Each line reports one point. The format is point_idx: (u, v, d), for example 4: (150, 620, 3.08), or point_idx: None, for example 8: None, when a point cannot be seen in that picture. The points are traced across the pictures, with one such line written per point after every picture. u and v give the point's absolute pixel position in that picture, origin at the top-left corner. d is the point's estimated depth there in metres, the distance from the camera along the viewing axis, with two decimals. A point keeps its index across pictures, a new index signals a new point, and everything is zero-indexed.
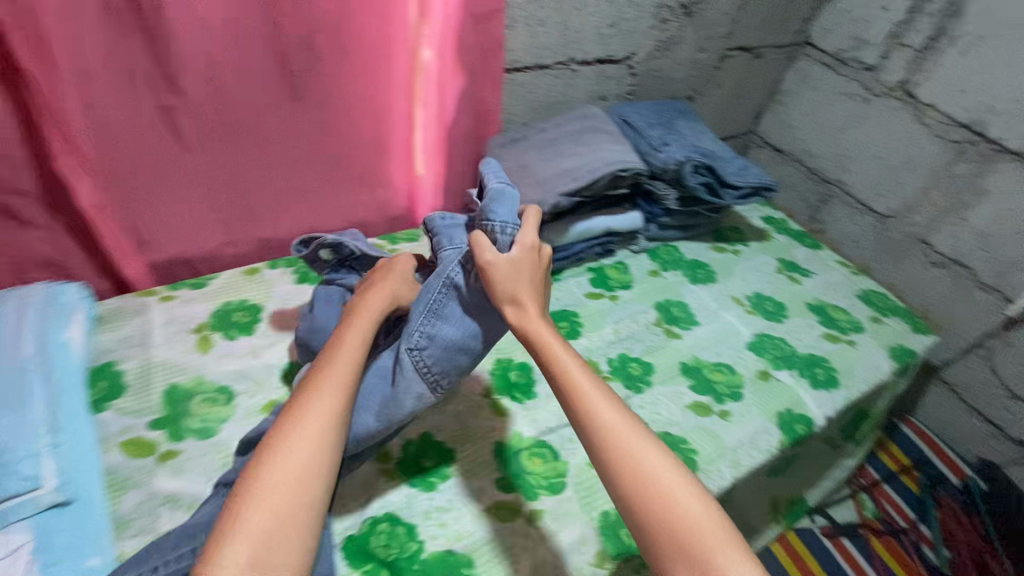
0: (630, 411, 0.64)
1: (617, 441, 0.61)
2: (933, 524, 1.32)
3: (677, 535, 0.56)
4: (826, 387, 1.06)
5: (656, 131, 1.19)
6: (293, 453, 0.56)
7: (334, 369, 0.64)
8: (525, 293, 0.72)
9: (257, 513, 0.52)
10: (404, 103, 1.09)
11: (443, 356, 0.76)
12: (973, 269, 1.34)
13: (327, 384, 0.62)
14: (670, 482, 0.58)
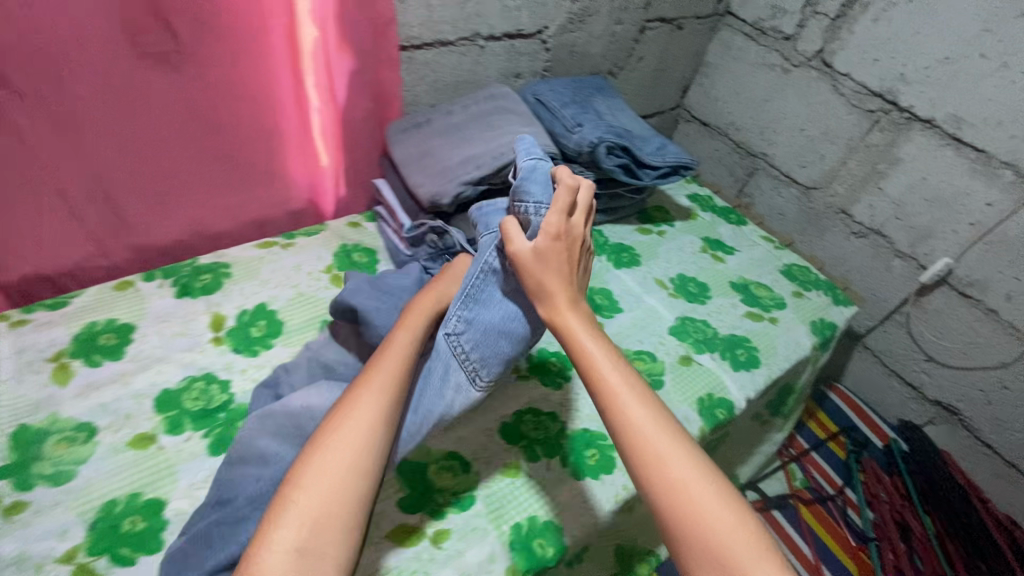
0: (661, 409, 0.63)
1: (646, 438, 0.60)
2: (857, 488, 1.36)
3: (702, 542, 0.54)
4: (747, 368, 1.05)
5: (570, 111, 1.12)
6: (336, 447, 0.60)
7: (385, 367, 0.69)
8: (563, 284, 0.71)
9: (305, 500, 0.56)
10: (291, 88, 0.98)
11: (482, 340, 0.75)
12: (890, 238, 1.36)
13: (369, 386, 0.66)
14: (694, 481, 0.57)
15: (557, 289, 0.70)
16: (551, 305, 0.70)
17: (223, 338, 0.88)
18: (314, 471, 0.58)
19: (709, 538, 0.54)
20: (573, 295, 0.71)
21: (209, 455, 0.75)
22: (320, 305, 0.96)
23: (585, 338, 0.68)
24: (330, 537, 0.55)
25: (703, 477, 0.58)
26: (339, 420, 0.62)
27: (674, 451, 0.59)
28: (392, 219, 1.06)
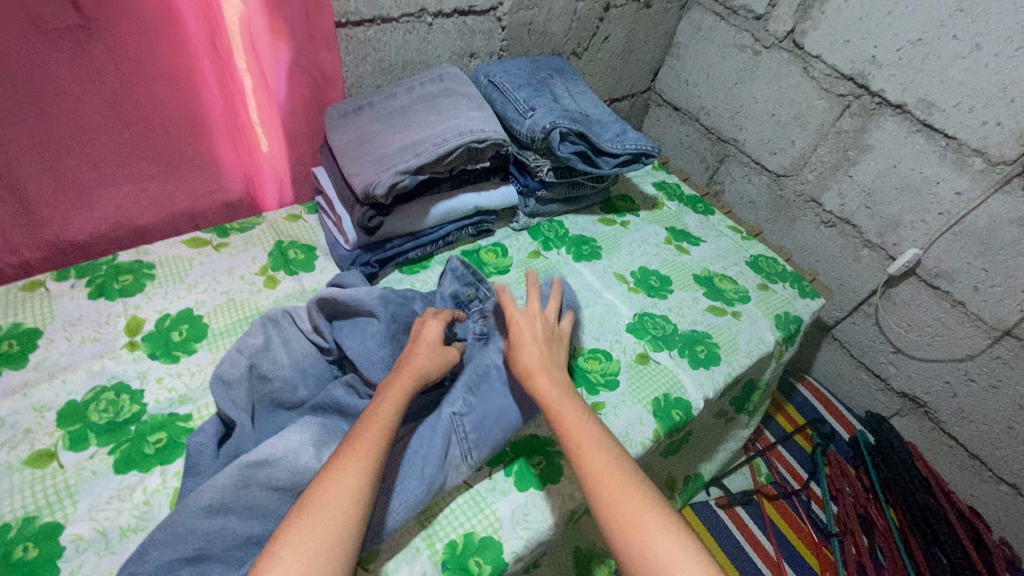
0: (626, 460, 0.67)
1: (616, 484, 0.64)
2: (822, 482, 1.33)
3: (651, 569, 0.58)
4: (706, 365, 1.01)
5: (525, 93, 1.06)
6: (331, 501, 0.58)
7: (381, 413, 0.67)
8: (539, 358, 0.77)
9: (299, 552, 0.54)
10: (216, 68, 0.90)
11: (482, 423, 0.76)
12: (859, 227, 1.33)
13: (369, 434, 0.64)
14: (656, 525, 0.61)
15: (527, 361, 0.76)
16: (523, 372, 0.76)
17: (138, 343, 0.81)
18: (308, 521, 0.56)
19: (655, 563, 0.58)
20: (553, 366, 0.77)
21: (115, 473, 0.69)
22: (248, 304, 0.90)
23: (550, 389, 0.73)
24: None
25: (653, 513, 0.62)
26: (336, 469, 0.60)
27: (624, 483, 0.64)
28: (331, 211, 1.00)
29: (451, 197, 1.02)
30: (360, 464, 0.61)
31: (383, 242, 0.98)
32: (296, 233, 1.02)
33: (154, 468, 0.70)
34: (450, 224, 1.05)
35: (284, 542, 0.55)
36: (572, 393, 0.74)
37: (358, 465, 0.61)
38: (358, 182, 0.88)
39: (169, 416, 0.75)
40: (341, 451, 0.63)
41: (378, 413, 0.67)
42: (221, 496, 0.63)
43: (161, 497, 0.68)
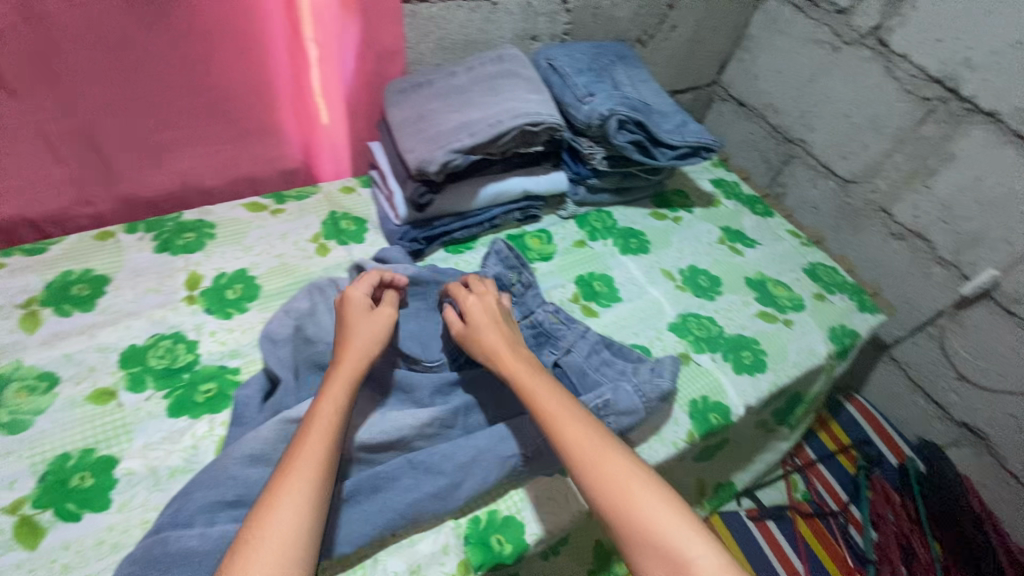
0: (594, 425, 0.67)
1: (587, 452, 0.63)
2: (863, 506, 1.27)
3: (630, 521, 0.59)
4: (750, 372, 0.97)
5: (584, 79, 1.04)
6: (290, 499, 0.55)
7: (320, 416, 0.62)
8: (497, 333, 0.76)
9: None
10: (285, 38, 0.92)
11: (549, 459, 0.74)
12: (932, 242, 1.24)
13: (315, 435, 0.60)
14: (631, 482, 0.61)
15: (487, 338, 0.75)
16: (483, 349, 0.75)
17: (196, 297, 0.85)
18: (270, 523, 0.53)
19: (643, 526, 0.58)
20: (512, 342, 0.76)
21: (167, 416, 0.73)
22: (300, 269, 0.92)
23: (514, 362, 0.73)
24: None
25: (631, 470, 0.62)
26: (290, 467, 0.57)
27: (600, 448, 0.64)
28: (384, 185, 1.01)
29: (501, 179, 1.01)
30: (314, 458, 0.58)
31: (431, 220, 0.99)
32: (349, 205, 1.05)
33: (203, 416, 0.74)
34: (497, 207, 1.05)
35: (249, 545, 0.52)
36: (536, 365, 0.74)
37: (310, 460, 0.58)
38: (411, 157, 0.89)
39: (220, 368, 0.79)
40: (290, 451, 0.59)
41: (323, 406, 0.63)
42: (263, 446, 0.66)
43: (208, 443, 0.71)
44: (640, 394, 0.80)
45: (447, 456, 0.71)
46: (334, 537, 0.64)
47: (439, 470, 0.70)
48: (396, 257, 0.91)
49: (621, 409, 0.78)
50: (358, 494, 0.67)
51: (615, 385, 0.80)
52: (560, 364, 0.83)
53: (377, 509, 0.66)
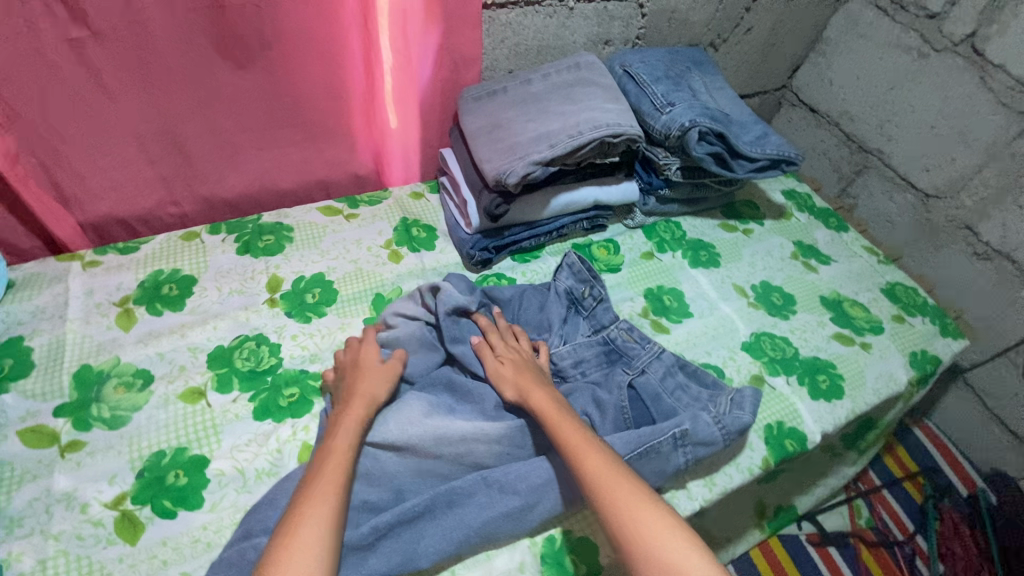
0: (615, 458, 0.65)
1: (605, 482, 0.62)
2: (931, 537, 1.22)
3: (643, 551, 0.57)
4: (827, 398, 0.93)
5: (663, 87, 1.01)
6: (297, 554, 0.55)
7: (333, 447, 0.65)
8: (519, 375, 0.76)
9: None
10: (365, 45, 0.93)
11: None
12: (1022, 264, 1.16)
13: (328, 467, 0.63)
14: (647, 513, 0.59)
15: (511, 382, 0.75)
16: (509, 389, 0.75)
17: (277, 300, 0.87)
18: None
19: (655, 559, 0.56)
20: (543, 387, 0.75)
21: (253, 419, 0.75)
22: (374, 275, 0.94)
23: (534, 390, 0.73)
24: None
25: (649, 504, 0.60)
26: (295, 521, 0.57)
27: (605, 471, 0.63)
28: (456, 193, 1.01)
29: (572, 189, 1.00)
30: (318, 513, 0.58)
31: (502, 229, 0.99)
32: (419, 211, 1.05)
33: (286, 420, 0.76)
34: (566, 217, 1.04)
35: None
36: (556, 395, 0.74)
37: (315, 514, 0.58)
38: (489, 168, 0.88)
39: (301, 372, 0.80)
40: (294, 506, 0.59)
41: (332, 458, 0.64)
42: None
43: (292, 447, 0.73)
44: (719, 426, 0.77)
45: (522, 477, 0.69)
46: (414, 551, 0.64)
47: (514, 489, 0.68)
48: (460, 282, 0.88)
49: (700, 440, 0.75)
50: (436, 512, 0.66)
51: (694, 414, 0.78)
52: (635, 386, 0.82)
53: (452, 525, 0.65)
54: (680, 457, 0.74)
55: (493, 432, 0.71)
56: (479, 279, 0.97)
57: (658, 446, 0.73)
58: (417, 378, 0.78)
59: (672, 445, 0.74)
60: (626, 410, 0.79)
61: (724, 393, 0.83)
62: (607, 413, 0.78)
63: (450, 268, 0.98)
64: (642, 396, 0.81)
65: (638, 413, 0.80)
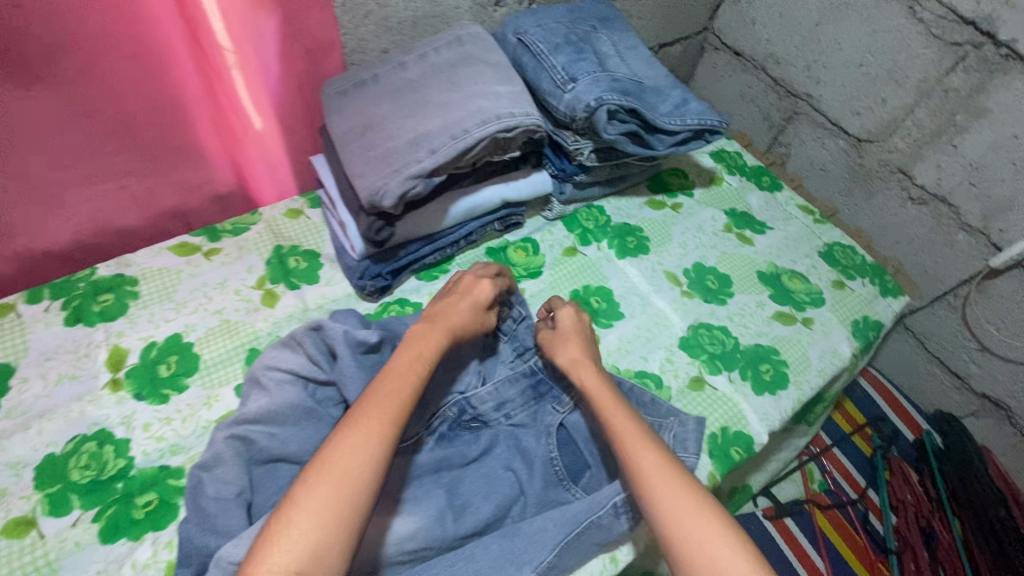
0: (671, 455, 0.63)
1: (660, 481, 0.60)
2: (882, 490, 1.22)
3: (694, 550, 0.55)
4: (772, 390, 0.87)
5: (564, 56, 0.85)
6: (343, 466, 0.53)
7: (401, 365, 0.63)
8: (583, 354, 0.73)
9: (310, 506, 0.51)
10: (186, 39, 0.73)
11: (569, 559, 0.64)
12: (957, 207, 1.10)
13: (395, 382, 0.61)
14: (700, 512, 0.57)
15: (580, 368, 0.72)
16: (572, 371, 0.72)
17: (121, 380, 0.71)
18: (316, 486, 0.52)
19: (705, 554, 0.55)
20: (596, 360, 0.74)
21: (101, 544, 0.61)
22: (244, 328, 0.78)
23: (608, 397, 0.68)
24: (326, 565, 0.49)
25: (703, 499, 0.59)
26: (350, 430, 0.56)
27: (683, 495, 0.59)
28: (335, 211, 0.84)
29: (474, 192, 0.85)
30: (373, 432, 0.56)
31: (396, 248, 0.83)
32: (296, 235, 0.88)
33: (145, 535, 0.62)
34: (474, 220, 0.89)
35: (292, 508, 0.51)
36: (631, 407, 0.68)
37: (371, 430, 0.56)
38: (361, 186, 0.72)
39: (159, 471, 0.66)
40: (353, 413, 0.58)
41: (398, 374, 0.62)
42: None
43: (152, 573, 0.60)
44: None
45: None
46: None
47: None
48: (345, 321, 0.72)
49: None
50: None
51: None
52: (566, 425, 0.74)
53: None
54: (625, 523, 0.65)
55: (404, 529, 0.61)
56: (377, 311, 0.83)
57: (598, 518, 0.64)
58: (304, 460, 0.65)
59: (615, 513, 0.65)
60: (558, 461, 0.71)
61: (666, 426, 0.73)
62: (536, 470, 0.70)
63: (340, 302, 0.83)
64: (576, 436, 0.73)
65: (572, 461, 0.72)
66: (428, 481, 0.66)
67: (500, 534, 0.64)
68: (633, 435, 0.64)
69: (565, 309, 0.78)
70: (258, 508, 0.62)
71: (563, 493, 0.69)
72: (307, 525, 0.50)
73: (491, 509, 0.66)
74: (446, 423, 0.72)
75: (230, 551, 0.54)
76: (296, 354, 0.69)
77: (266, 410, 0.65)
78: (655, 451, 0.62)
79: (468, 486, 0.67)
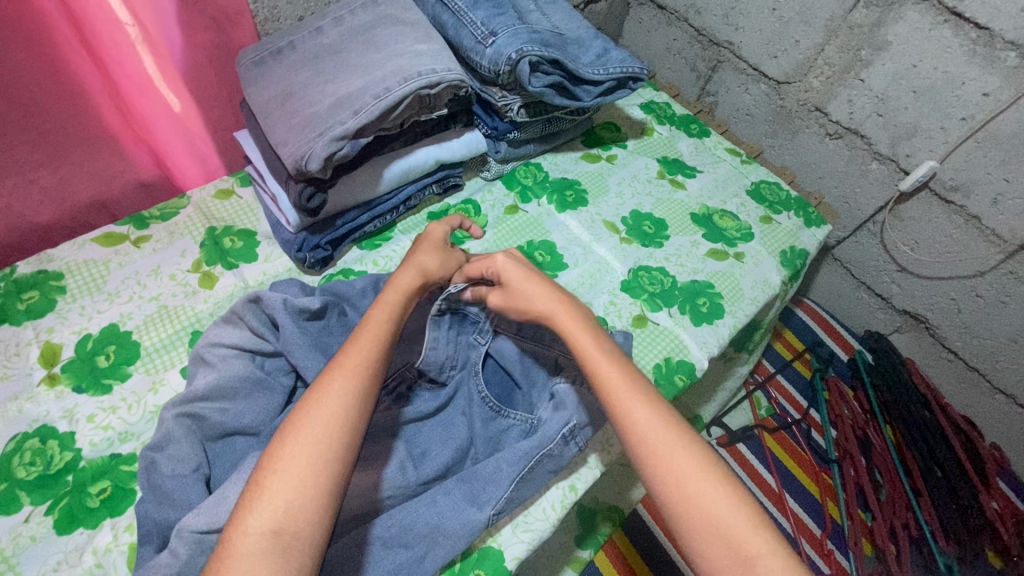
0: (664, 410, 0.62)
1: (653, 444, 0.59)
2: (822, 408, 1.32)
3: (690, 502, 0.56)
4: (709, 320, 0.92)
5: (482, 12, 0.85)
6: (318, 422, 0.54)
7: (373, 319, 0.64)
8: (553, 299, 0.71)
9: (287, 468, 0.52)
10: (78, 15, 0.69)
11: (526, 490, 0.67)
12: (869, 138, 1.17)
13: (366, 336, 0.62)
14: (689, 468, 0.58)
15: (567, 327, 0.69)
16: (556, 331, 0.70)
17: (58, 375, 0.70)
18: (291, 450, 0.53)
19: (698, 507, 0.56)
20: (571, 303, 0.72)
21: (57, 535, 0.60)
22: (184, 312, 0.77)
23: (599, 362, 0.65)
24: (305, 521, 0.50)
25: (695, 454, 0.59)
26: (319, 392, 0.56)
27: (673, 448, 0.59)
28: (264, 185, 0.83)
29: (406, 154, 0.85)
30: (344, 387, 0.57)
31: (332, 218, 0.83)
32: (229, 215, 0.87)
33: (103, 523, 0.61)
34: (410, 185, 0.89)
35: (267, 473, 0.52)
36: (624, 360, 0.67)
37: (343, 388, 0.57)
38: (287, 154, 0.71)
39: (110, 459, 0.65)
40: (321, 375, 0.58)
41: (369, 326, 0.63)
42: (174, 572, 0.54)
43: (116, 557, 0.59)
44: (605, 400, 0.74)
45: (407, 527, 0.62)
46: None
47: (401, 543, 0.61)
48: (287, 292, 0.73)
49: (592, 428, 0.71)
50: None
51: (582, 402, 0.72)
52: (492, 353, 0.78)
53: None
54: (573, 447, 0.70)
55: (365, 483, 0.63)
56: (321, 282, 0.84)
57: (549, 450, 0.68)
58: (259, 430, 0.65)
59: (564, 441, 0.69)
60: (490, 394, 0.74)
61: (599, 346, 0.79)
62: (476, 408, 0.72)
63: (281, 277, 0.83)
64: (501, 364, 0.78)
65: (502, 391, 0.77)
66: (385, 437, 0.68)
67: (460, 478, 0.67)
68: (626, 397, 0.63)
69: (499, 258, 0.75)
70: (217, 482, 0.62)
71: (504, 421, 0.73)
72: (284, 489, 0.51)
73: (450, 456, 0.68)
74: (402, 385, 0.73)
75: (190, 521, 0.55)
76: (239, 329, 0.69)
77: (214, 386, 0.64)
78: (646, 408, 0.62)
79: (424, 436, 0.70)
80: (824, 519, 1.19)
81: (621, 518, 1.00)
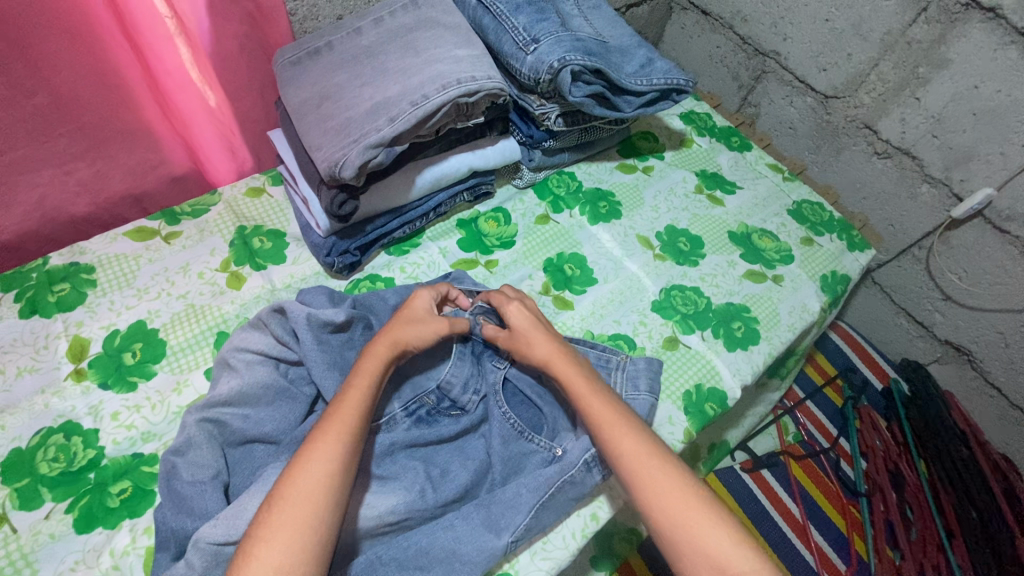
0: (653, 439, 0.63)
1: (650, 477, 0.60)
2: (852, 437, 1.26)
3: (690, 532, 0.57)
4: (743, 346, 0.88)
5: (525, 17, 0.82)
6: (298, 504, 0.52)
7: (352, 390, 0.60)
8: (553, 349, 0.70)
9: (267, 551, 0.50)
10: (118, 10, 0.68)
11: (546, 518, 0.65)
12: (921, 159, 1.11)
13: (344, 410, 0.58)
14: (684, 506, 0.58)
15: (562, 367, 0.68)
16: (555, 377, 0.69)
17: (85, 370, 0.70)
18: (271, 533, 0.50)
19: (701, 544, 0.56)
20: (567, 352, 0.71)
21: (77, 534, 0.60)
22: (211, 311, 0.77)
23: (592, 399, 0.66)
24: None
25: (688, 488, 0.59)
26: (301, 467, 0.54)
27: (666, 476, 0.60)
28: (296, 186, 0.82)
29: (439, 161, 0.84)
30: (324, 465, 0.54)
31: (363, 223, 0.82)
32: (259, 214, 0.86)
33: (122, 523, 0.61)
34: (441, 192, 0.88)
35: (247, 553, 0.50)
36: (618, 399, 0.67)
37: (321, 468, 0.54)
38: (320, 159, 0.70)
39: (131, 459, 0.65)
40: (310, 435, 0.57)
41: (347, 398, 0.60)
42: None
43: (132, 560, 0.59)
44: None
45: (423, 550, 0.60)
46: None
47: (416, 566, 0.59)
48: (314, 301, 0.72)
49: None
50: None
51: None
52: (510, 378, 0.76)
53: None
54: (597, 474, 0.66)
55: (383, 504, 0.61)
56: (348, 288, 0.83)
57: (571, 477, 0.66)
58: (279, 439, 0.64)
59: (586, 466, 0.66)
60: (513, 416, 0.72)
61: (618, 366, 0.77)
62: (494, 430, 0.71)
63: (308, 280, 0.82)
64: (522, 391, 0.75)
65: (528, 417, 0.74)
66: (402, 456, 0.67)
67: (478, 502, 0.65)
68: (615, 423, 0.64)
69: (511, 309, 0.73)
70: (235, 489, 0.62)
71: (525, 444, 0.71)
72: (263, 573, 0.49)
73: (469, 478, 0.66)
74: (424, 408, 0.71)
75: (208, 532, 0.54)
76: (264, 335, 0.68)
77: (237, 393, 0.64)
78: (635, 435, 0.63)
79: (444, 456, 0.68)
80: (849, 554, 1.14)
81: (638, 540, 0.99)
